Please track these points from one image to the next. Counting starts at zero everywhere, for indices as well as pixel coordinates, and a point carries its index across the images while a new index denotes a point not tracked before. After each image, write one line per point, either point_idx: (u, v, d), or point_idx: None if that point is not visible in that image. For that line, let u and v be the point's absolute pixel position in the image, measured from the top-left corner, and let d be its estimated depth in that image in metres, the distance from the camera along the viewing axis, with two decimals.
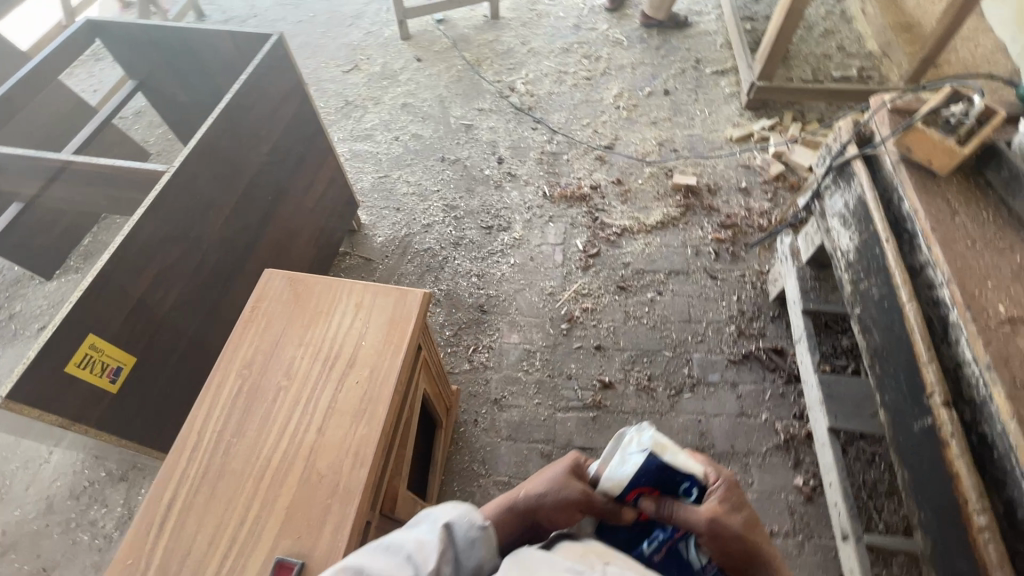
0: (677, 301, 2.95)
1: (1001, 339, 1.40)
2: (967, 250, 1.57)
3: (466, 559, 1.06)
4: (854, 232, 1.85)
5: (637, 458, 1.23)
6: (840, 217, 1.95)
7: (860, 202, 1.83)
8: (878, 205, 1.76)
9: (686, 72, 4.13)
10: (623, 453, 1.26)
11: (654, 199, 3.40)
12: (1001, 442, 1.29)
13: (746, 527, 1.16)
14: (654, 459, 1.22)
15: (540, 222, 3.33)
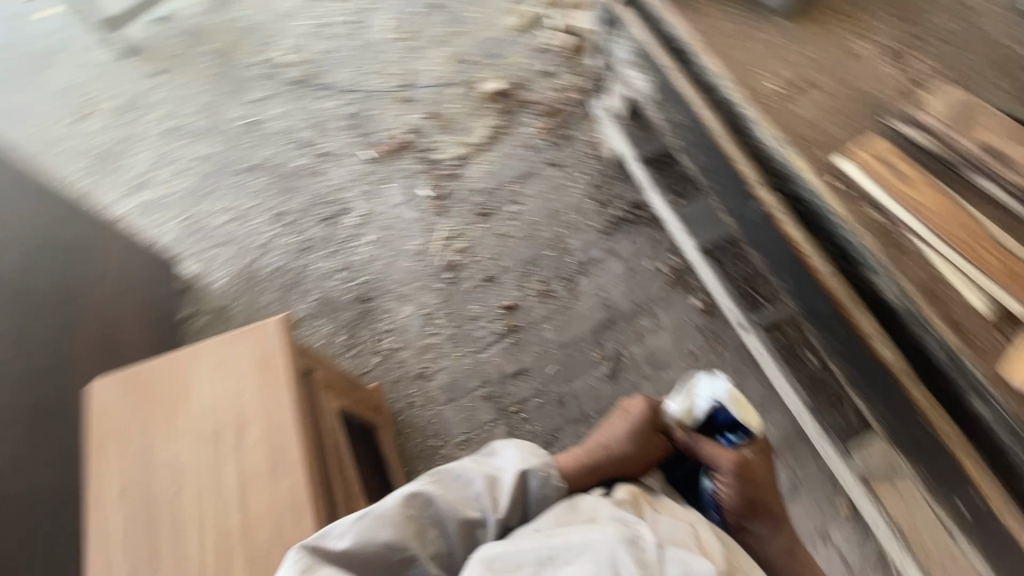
0: (536, 202, 3.01)
1: (782, 113, 1.58)
2: (732, 47, 1.72)
3: (532, 504, 1.33)
4: (646, 73, 1.97)
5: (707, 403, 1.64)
6: (632, 64, 2.06)
7: (638, 44, 1.93)
8: (652, 38, 1.86)
9: None
10: (695, 397, 1.66)
11: (473, 117, 3.33)
12: (814, 197, 1.50)
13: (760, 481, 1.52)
14: (722, 409, 1.61)
15: (378, 188, 3.15)
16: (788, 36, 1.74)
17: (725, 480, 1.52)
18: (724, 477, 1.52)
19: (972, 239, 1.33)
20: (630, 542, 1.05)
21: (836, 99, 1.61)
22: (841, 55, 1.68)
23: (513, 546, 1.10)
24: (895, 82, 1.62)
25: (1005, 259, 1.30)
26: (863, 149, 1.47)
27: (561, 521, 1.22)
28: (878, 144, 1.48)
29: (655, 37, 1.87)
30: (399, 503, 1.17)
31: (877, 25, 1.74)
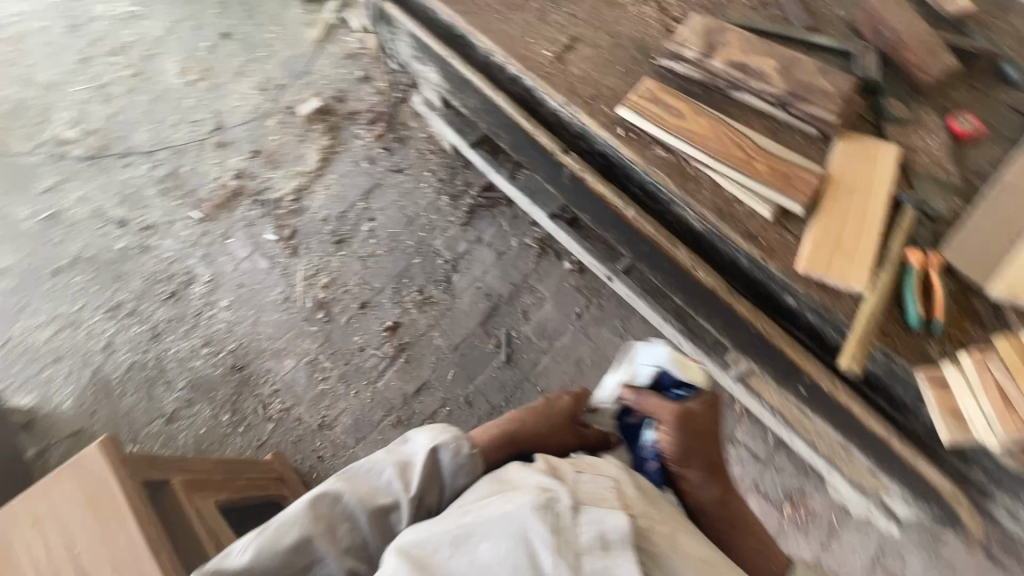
0: (390, 213, 2.91)
1: (559, 77, 1.61)
2: (499, 22, 1.71)
3: (453, 481, 1.22)
4: (433, 64, 1.94)
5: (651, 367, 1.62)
6: (416, 57, 2.01)
7: (414, 37, 1.89)
8: (424, 29, 1.82)
9: (227, 2, 3.61)
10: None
11: (300, 143, 3.13)
12: (608, 148, 1.56)
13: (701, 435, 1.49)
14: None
15: (219, 247, 2.89)
16: None
17: (664, 429, 1.49)
18: (664, 428, 1.49)
19: (745, 152, 1.42)
20: (546, 512, 0.99)
21: (605, 50, 1.65)
22: (601, 5, 1.73)
23: (431, 528, 1.02)
24: (653, 20, 1.69)
25: (776, 164, 1.40)
26: (637, 94, 1.53)
27: (486, 494, 1.13)
28: (648, 85, 1.54)
29: (428, 27, 1.83)
30: (306, 506, 1.11)
31: None
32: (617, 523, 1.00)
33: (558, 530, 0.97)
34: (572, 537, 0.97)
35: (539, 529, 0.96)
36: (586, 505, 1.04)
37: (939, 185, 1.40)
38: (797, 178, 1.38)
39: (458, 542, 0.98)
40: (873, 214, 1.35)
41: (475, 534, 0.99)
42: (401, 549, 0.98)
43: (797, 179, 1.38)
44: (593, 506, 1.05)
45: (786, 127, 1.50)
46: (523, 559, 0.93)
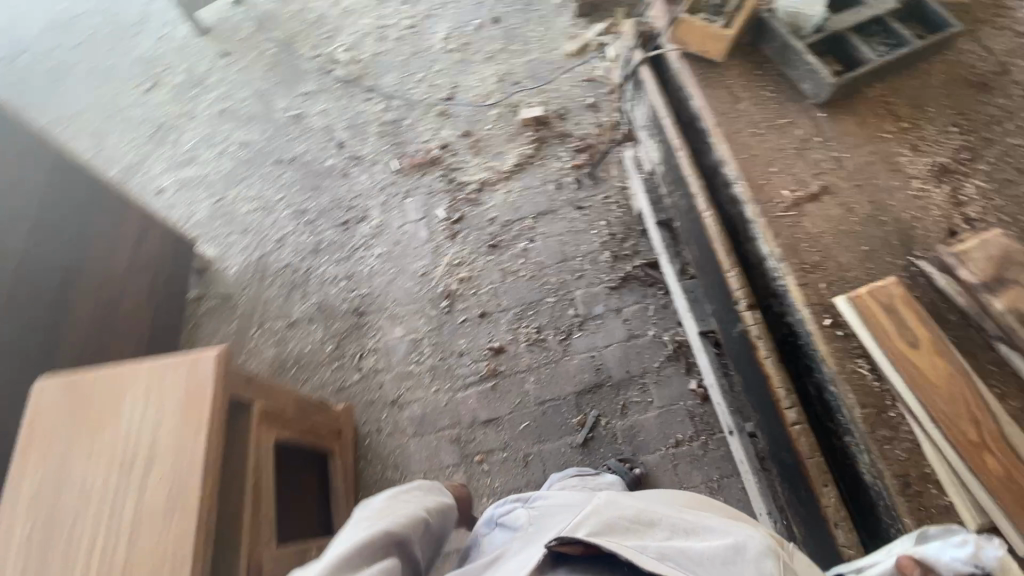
0: (549, 243, 2.88)
1: (787, 226, 1.40)
2: (751, 139, 1.54)
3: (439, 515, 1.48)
4: (656, 144, 1.81)
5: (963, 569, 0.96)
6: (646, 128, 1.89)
7: (652, 111, 1.78)
8: (668, 109, 1.70)
9: None
10: (944, 542, 1.01)
11: (507, 142, 3.23)
12: (801, 330, 1.30)
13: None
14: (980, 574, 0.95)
15: (398, 201, 3.13)
16: (822, 132, 1.52)
17: None
18: None
19: (985, 437, 1.09)
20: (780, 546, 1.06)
21: (858, 218, 1.39)
22: (880, 166, 1.46)
23: (637, 503, 1.18)
24: (937, 210, 1.39)
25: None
26: (873, 290, 1.24)
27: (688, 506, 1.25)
28: (894, 287, 1.25)
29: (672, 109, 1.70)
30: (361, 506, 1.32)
31: (932, 136, 1.50)
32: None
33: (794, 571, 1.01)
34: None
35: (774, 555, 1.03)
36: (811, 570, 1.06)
37: None
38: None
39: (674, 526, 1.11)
40: None
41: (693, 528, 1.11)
42: (610, 507, 1.16)
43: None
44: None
45: None
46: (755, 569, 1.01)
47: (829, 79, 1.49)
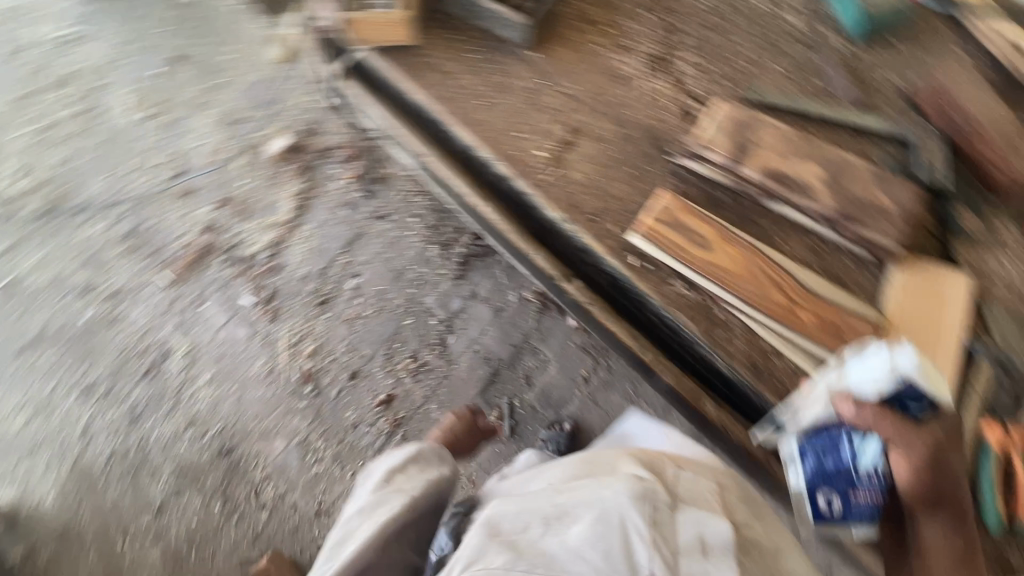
0: (375, 268, 2.66)
1: (558, 185, 1.37)
2: (483, 110, 1.44)
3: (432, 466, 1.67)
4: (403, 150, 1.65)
5: (882, 385, 1.19)
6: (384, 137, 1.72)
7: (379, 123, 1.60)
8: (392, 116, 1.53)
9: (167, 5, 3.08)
10: (867, 372, 1.21)
11: (272, 188, 2.84)
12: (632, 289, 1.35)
13: (941, 472, 1.22)
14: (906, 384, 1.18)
15: (193, 313, 2.67)
16: (541, 70, 1.46)
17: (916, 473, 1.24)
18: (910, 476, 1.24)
19: (783, 296, 1.32)
20: (642, 499, 1.13)
21: (611, 144, 1.40)
22: (605, 81, 1.46)
23: (523, 509, 1.21)
24: (669, 103, 1.44)
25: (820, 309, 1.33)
26: (657, 216, 1.33)
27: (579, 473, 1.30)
28: (671, 202, 1.34)
29: (396, 114, 1.54)
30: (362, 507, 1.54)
31: (634, 29, 1.51)
32: (718, 531, 1.12)
33: (654, 520, 1.10)
34: (671, 531, 1.10)
35: (637, 516, 1.10)
36: (677, 504, 1.16)
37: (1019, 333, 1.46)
38: (837, 326, 1.33)
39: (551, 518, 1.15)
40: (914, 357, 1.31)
41: (570, 513, 1.15)
42: (496, 528, 1.17)
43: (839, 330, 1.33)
44: (682, 505, 1.18)
45: (830, 247, 1.38)
46: (621, 540, 1.07)
47: (522, 23, 1.43)
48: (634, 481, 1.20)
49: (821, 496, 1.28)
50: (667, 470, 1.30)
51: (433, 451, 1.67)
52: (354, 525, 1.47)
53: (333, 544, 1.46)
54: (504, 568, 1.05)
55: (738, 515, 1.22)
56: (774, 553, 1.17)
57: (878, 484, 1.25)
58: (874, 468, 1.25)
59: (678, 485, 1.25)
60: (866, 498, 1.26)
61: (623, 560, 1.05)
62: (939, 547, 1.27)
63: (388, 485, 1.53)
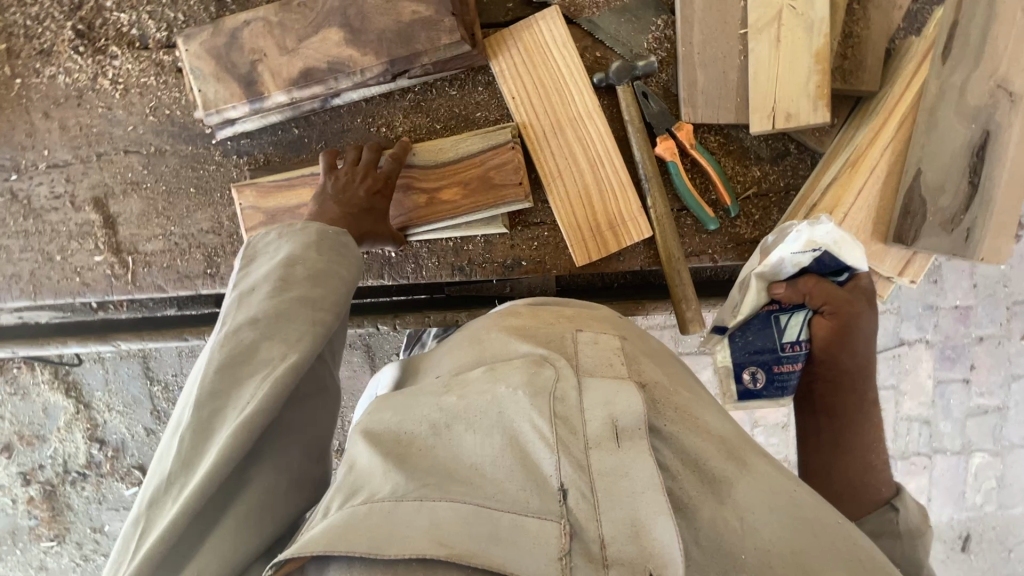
0: (191, 370, 2.34)
1: (146, 270, 1.12)
2: (6, 262, 1.15)
3: (334, 250, 0.99)
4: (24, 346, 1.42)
5: (803, 257, 1.22)
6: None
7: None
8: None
9: None
10: (789, 246, 1.20)
11: (26, 400, 2.36)
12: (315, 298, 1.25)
13: (863, 337, 1.27)
14: (827, 259, 1.23)
15: (107, 540, 2.49)
16: (4, 164, 1.13)
17: (830, 326, 1.28)
18: (824, 330, 1.29)
19: (425, 189, 1.08)
20: (542, 392, 0.83)
21: (149, 178, 1.13)
22: (69, 113, 1.11)
23: (407, 414, 0.87)
24: (148, 73, 1.09)
25: (464, 171, 1.05)
26: (250, 225, 1.11)
27: (466, 362, 0.99)
28: (248, 196, 1.10)
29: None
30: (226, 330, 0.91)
31: (24, 16, 1.09)
32: (629, 403, 0.81)
33: (555, 419, 0.80)
34: (576, 419, 0.81)
35: (538, 417, 0.81)
36: (584, 379, 0.86)
37: (625, 18, 1.02)
38: (495, 171, 1.04)
39: (441, 426, 0.84)
40: (585, 132, 1.02)
41: (464, 418, 0.84)
42: (373, 439, 0.84)
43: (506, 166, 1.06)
44: (589, 378, 0.87)
45: (427, 93, 1.08)
46: (515, 457, 0.79)
47: None
48: (529, 368, 0.88)
49: (746, 370, 1.41)
50: (559, 331, 0.97)
51: (324, 246, 0.98)
52: (247, 339, 0.89)
53: (223, 365, 0.88)
54: (393, 500, 0.74)
55: (644, 370, 0.92)
56: (683, 407, 0.88)
57: (801, 356, 1.34)
58: (800, 340, 1.34)
59: (576, 353, 0.93)
60: (790, 368, 1.36)
61: (523, 471, 0.78)
62: (844, 398, 1.25)
63: (287, 289, 0.94)
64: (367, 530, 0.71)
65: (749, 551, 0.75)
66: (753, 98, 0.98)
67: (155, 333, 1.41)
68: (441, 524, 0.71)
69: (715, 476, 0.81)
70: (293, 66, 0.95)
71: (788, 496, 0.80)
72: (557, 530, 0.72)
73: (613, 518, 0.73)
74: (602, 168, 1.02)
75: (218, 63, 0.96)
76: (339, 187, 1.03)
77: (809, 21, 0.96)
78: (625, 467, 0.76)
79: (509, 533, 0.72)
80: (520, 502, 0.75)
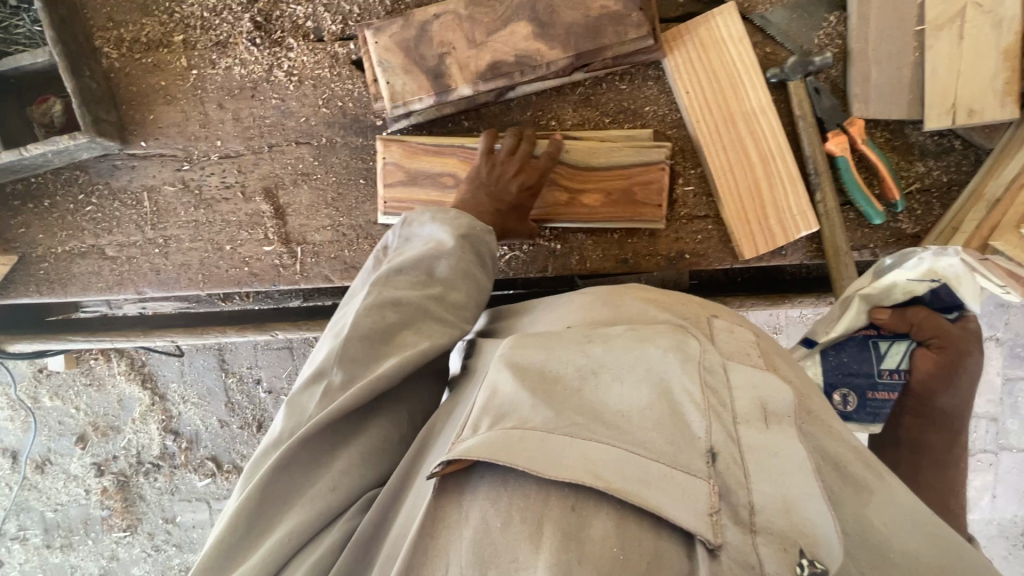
0: (267, 364, 2.30)
1: (315, 260, 1.09)
2: (172, 253, 1.10)
3: (478, 250, 0.91)
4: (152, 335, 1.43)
5: (917, 285, 0.98)
6: (122, 342, 1.42)
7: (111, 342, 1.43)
8: (107, 336, 1.40)
9: None
10: (906, 271, 0.96)
11: (101, 391, 2.36)
12: None
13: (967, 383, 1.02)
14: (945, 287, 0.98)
15: (178, 531, 2.50)
16: (175, 154, 1.08)
17: (939, 362, 1.01)
18: (933, 366, 1.02)
19: (570, 185, 1.04)
20: (694, 358, 0.62)
21: (320, 169, 1.08)
22: (243, 105, 1.07)
23: (550, 350, 0.68)
24: (323, 65, 1.05)
25: (610, 181, 1.04)
26: (387, 184, 1.03)
27: (583, 320, 0.78)
28: (392, 153, 1.03)
29: (114, 333, 1.42)
30: (370, 299, 0.82)
31: (199, 7, 1.05)
32: (779, 388, 0.62)
33: (707, 384, 0.60)
34: (722, 390, 0.61)
35: (686, 380, 0.60)
36: (727, 359, 0.65)
37: (797, 13, 1.04)
38: (639, 188, 1.04)
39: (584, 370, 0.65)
40: (757, 126, 1.03)
41: (610, 365, 0.64)
42: (515, 366, 0.65)
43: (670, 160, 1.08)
44: (728, 360, 0.66)
45: (597, 87, 1.06)
46: (668, 410, 0.59)
47: (84, 137, 0.98)
48: (674, 332, 0.67)
49: (834, 392, 1.09)
50: (690, 310, 0.77)
51: (475, 229, 0.91)
52: (391, 319, 0.81)
53: (365, 335, 0.78)
54: (545, 430, 0.58)
55: (781, 368, 0.71)
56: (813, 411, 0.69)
57: (901, 386, 1.06)
58: (900, 369, 1.06)
59: (712, 334, 0.71)
60: (885, 397, 1.07)
61: (677, 432, 0.58)
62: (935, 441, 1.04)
63: (431, 283, 0.86)
64: (516, 447, 0.56)
65: (897, 555, 0.57)
66: (929, 92, 0.98)
67: (286, 324, 1.37)
68: (593, 460, 0.56)
69: (857, 481, 0.62)
70: (481, 59, 0.97)
71: (936, 515, 0.60)
72: (706, 493, 0.54)
73: (765, 488, 0.55)
74: (774, 184, 1.04)
75: (407, 56, 0.97)
76: (492, 179, 0.97)
77: (995, 18, 0.96)
78: (778, 447, 0.57)
79: (664, 485, 0.54)
80: (669, 455, 0.56)
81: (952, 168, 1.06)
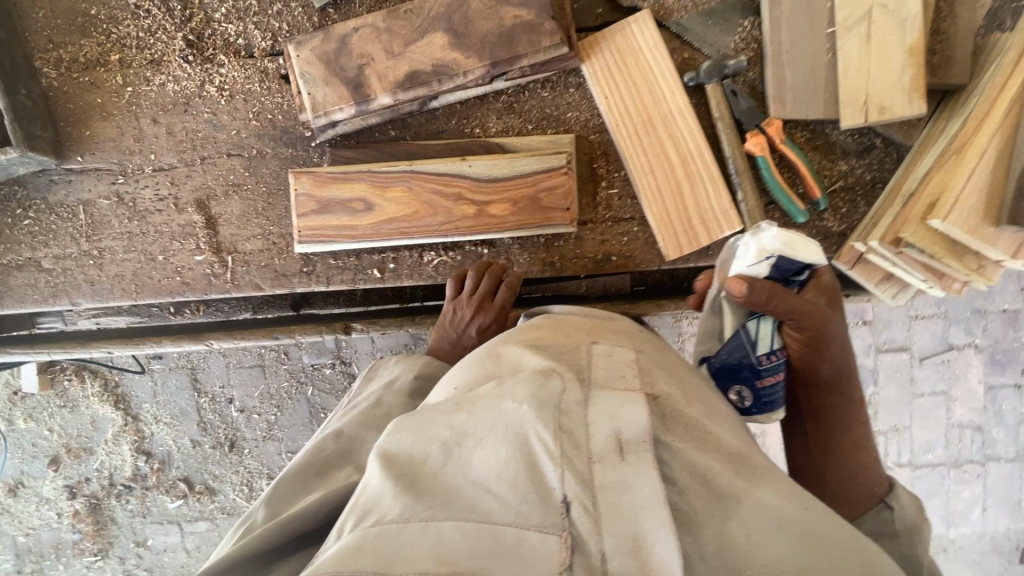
0: (239, 381, 2.26)
1: (245, 269, 1.11)
2: (107, 264, 1.12)
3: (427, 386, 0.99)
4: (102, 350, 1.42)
5: (759, 269, 0.91)
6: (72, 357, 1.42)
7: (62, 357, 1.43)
8: (57, 351, 1.40)
9: None
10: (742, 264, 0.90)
11: (75, 413, 2.34)
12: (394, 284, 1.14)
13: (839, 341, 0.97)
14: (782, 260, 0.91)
15: (150, 555, 2.44)
16: (110, 168, 1.11)
17: (802, 334, 0.94)
18: (796, 337, 0.95)
19: (475, 201, 1.04)
20: (547, 402, 0.63)
21: (251, 180, 1.10)
22: (177, 119, 1.10)
23: (420, 429, 0.66)
24: (253, 80, 1.09)
25: (514, 189, 1.03)
26: (301, 214, 1.04)
27: (473, 378, 0.76)
28: (304, 183, 1.04)
29: (65, 347, 1.42)
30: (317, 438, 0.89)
31: (136, 28, 1.09)
32: (635, 415, 0.62)
33: (560, 429, 0.61)
34: (580, 432, 0.62)
35: (542, 427, 0.61)
36: (589, 392, 0.66)
37: (712, 20, 1.06)
38: (545, 194, 1.03)
39: (451, 443, 0.63)
40: (676, 129, 1.05)
41: (472, 433, 0.63)
42: (384, 457, 0.63)
43: (594, 164, 1.10)
44: (596, 390, 0.67)
45: (520, 95, 1.09)
46: (524, 465, 0.60)
47: (15, 152, 1.01)
48: (533, 376, 0.67)
49: (725, 392, 1.01)
50: (570, 342, 0.77)
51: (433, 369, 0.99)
52: (328, 452, 0.86)
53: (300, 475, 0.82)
54: (401, 519, 0.57)
55: (659, 384, 0.71)
56: (696, 420, 0.69)
57: (782, 364, 0.96)
58: (774, 349, 0.96)
59: (588, 365, 0.71)
60: (774, 380, 0.97)
61: (532, 483, 0.60)
62: (834, 404, 1.01)
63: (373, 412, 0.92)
64: (371, 551, 0.54)
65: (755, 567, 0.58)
66: (843, 91, 1.00)
67: (231, 335, 1.36)
68: (449, 547, 0.55)
69: (723, 493, 0.62)
70: (399, 69, 1.00)
71: (799, 515, 0.61)
72: (556, 544, 0.56)
73: (617, 532, 0.57)
74: (669, 205, 1.05)
75: (328, 68, 1.01)
76: (455, 329, 1.05)
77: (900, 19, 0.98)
78: (631, 481, 0.59)
79: (516, 553, 0.55)
80: (523, 515, 0.57)
81: (875, 165, 1.07)
